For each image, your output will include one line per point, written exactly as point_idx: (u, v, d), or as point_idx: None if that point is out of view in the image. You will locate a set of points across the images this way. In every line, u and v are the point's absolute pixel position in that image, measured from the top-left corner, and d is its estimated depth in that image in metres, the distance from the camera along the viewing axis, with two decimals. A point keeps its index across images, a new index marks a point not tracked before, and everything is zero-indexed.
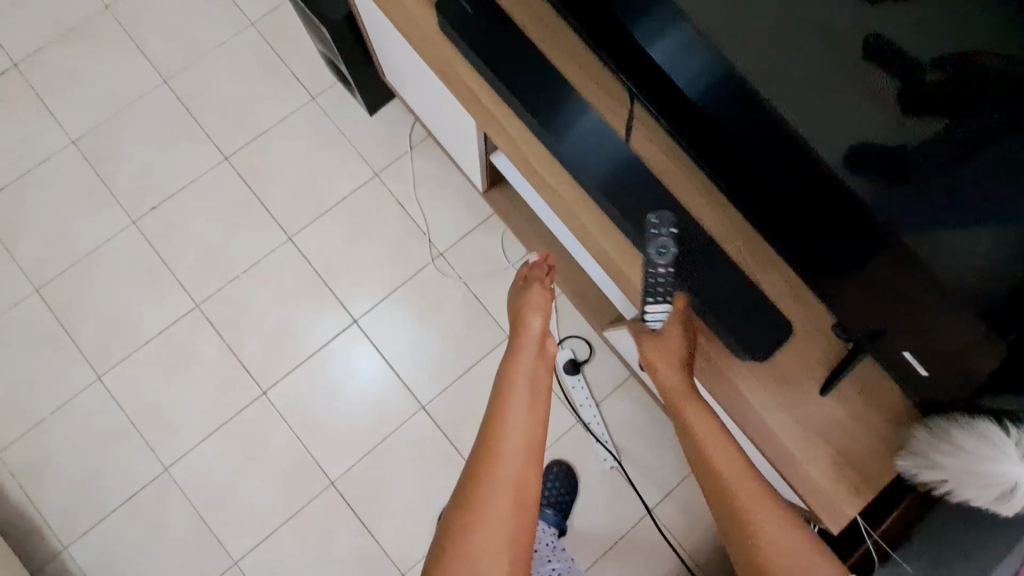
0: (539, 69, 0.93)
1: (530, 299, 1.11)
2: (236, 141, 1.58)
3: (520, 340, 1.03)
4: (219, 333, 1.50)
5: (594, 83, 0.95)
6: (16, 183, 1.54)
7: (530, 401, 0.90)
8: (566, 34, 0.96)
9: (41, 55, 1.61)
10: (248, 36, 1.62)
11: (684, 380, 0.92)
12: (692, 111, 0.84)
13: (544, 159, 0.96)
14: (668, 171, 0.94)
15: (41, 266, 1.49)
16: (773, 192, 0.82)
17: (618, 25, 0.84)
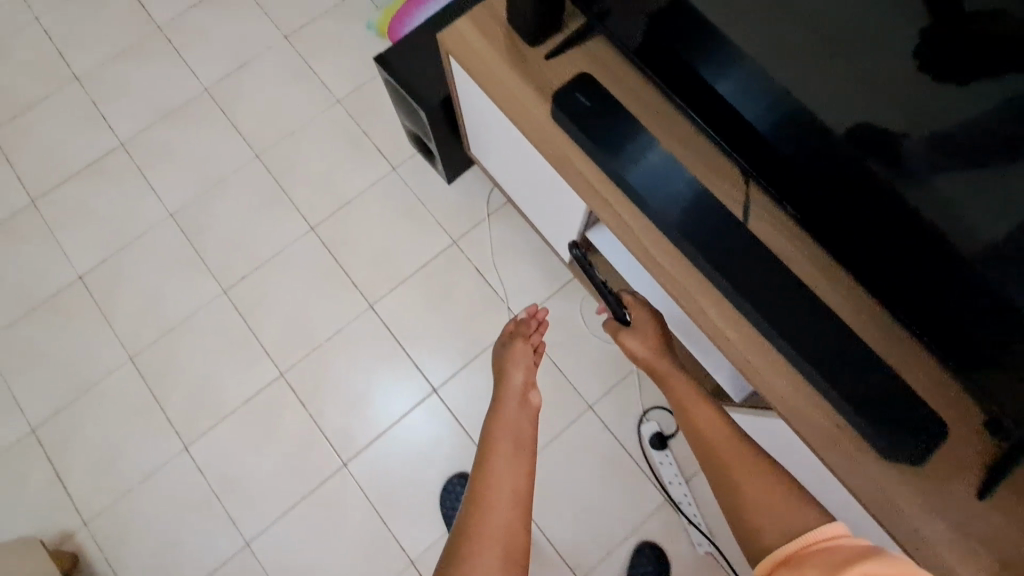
0: (655, 155, 0.93)
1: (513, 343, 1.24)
2: (321, 211, 1.63)
3: (506, 389, 1.09)
4: (302, 403, 1.50)
5: (708, 169, 0.97)
6: (115, 254, 1.60)
7: (516, 431, 0.96)
8: (680, 121, 1.00)
9: (144, 134, 1.69)
10: (336, 113, 1.70)
11: (656, 351, 1.08)
12: (775, 159, 0.90)
13: (659, 245, 0.96)
14: (790, 254, 0.94)
15: (137, 335, 1.54)
16: (845, 221, 0.87)
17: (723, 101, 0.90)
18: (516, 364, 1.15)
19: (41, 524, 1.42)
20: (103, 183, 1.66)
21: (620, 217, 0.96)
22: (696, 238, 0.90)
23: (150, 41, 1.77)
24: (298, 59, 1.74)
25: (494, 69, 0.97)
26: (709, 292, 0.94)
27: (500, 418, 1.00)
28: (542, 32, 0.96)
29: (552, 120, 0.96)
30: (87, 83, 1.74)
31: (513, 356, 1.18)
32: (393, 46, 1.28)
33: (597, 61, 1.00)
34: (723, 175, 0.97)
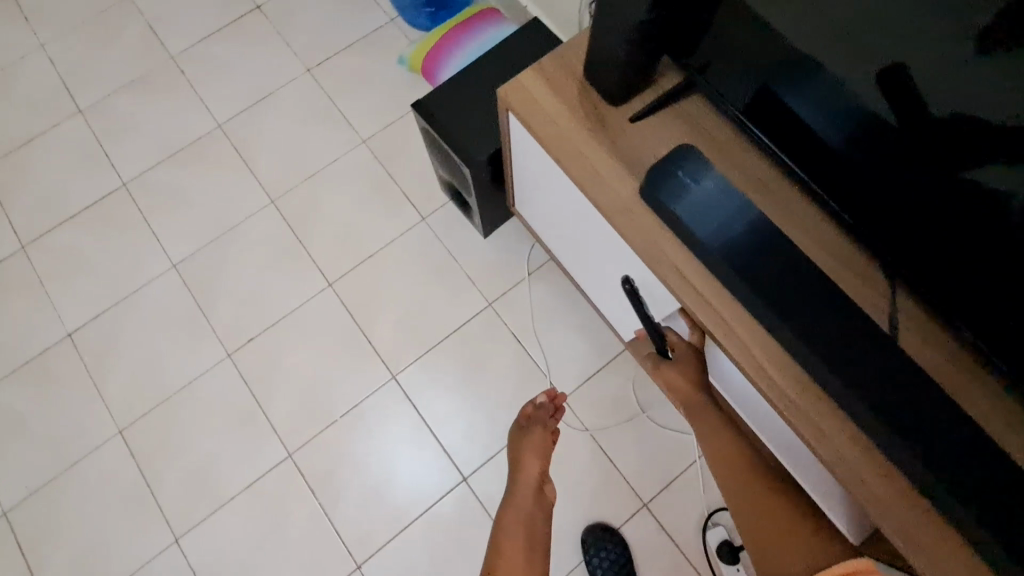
0: (773, 244, 0.73)
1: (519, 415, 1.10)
2: (341, 266, 1.45)
3: (513, 475, 1.02)
4: (311, 490, 1.31)
5: (836, 263, 0.76)
6: (110, 310, 1.43)
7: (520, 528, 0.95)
8: (798, 198, 0.79)
9: (149, 174, 1.53)
10: (360, 156, 1.53)
11: (692, 388, 0.87)
12: (874, 194, 0.70)
13: (772, 355, 0.75)
14: (955, 381, 0.70)
15: (129, 405, 1.36)
16: (961, 274, 0.66)
17: (819, 137, 0.71)
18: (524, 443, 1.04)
19: None
20: (102, 228, 1.49)
21: (723, 318, 0.76)
22: (828, 355, 0.70)
23: (161, 72, 1.63)
24: (322, 95, 1.58)
25: (567, 133, 0.79)
26: (840, 423, 0.73)
27: (507, 512, 0.97)
28: (627, 90, 0.78)
29: (636, 196, 0.78)
30: (92, 117, 1.59)
31: (521, 437, 1.05)
32: (434, 92, 1.10)
33: (691, 123, 0.81)
34: (858, 272, 0.75)
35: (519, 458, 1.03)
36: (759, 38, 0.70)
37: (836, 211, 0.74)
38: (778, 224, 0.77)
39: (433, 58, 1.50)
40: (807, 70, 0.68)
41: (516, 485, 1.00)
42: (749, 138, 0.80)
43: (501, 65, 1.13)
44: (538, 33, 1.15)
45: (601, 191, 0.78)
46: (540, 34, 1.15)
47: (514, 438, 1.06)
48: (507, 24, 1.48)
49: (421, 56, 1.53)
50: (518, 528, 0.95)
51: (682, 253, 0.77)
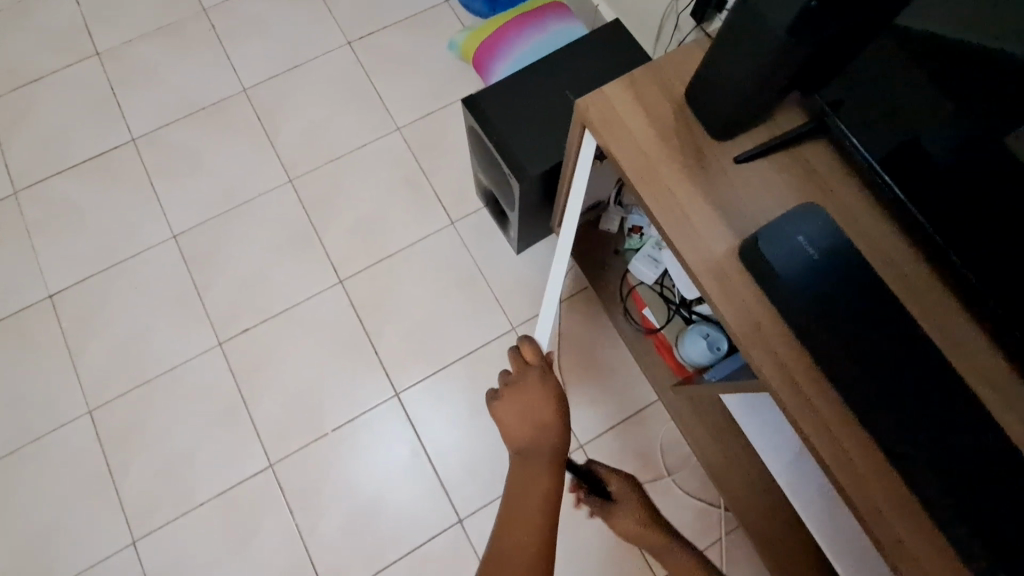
0: (894, 338, 0.58)
1: (531, 372, 0.77)
2: (354, 262, 1.32)
3: (523, 435, 0.72)
4: (289, 507, 1.17)
5: (974, 362, 0.59)
6: (99, 275, 1.30)
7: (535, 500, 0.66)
8: (924, 258, 0.63)
9: (162, 132, 1.40)
10: (393, 144, 1.39)
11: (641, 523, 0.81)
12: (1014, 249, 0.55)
13: (888, 481, 0.57)
14: None
15: (104, 384, 1.23)
16: None
17: (958, 175, 0.56)
18: (530, 398, 0.74)
19: None
20: (103, 184, 1.36)
21: (824, 422, 0.59)
22: (959, 495, 0.54)
23: (191, 23, 1.49)
24: (360, 72, 1.45)
25: (655, 166, 0.64)
26: None
27: (513, 486, 0.69)
28: (736, 122, 0.64)
29: (732, 253, 0.62)
30: (109, 61, 1.46)
31: (523, 393, 0.75)
32: (489, 87, 0.96)
33: (809, 173, 0.65)
34: (1005, 394, 0.58)
35: (530, 419, 0.73)
36: (918, 83, 0.56)
37: (962, 271, 0.59)
38: (890, 285, 0.62)
39: (487, 49, 1.37)
40: (979, 132, 0.53)
41: (527, 448, 0.72)
42: (866, 176, 0.65)
43: (569, 66, 0.98)
44: (615, 37, 1.00)
45: (688, 241, 0.62)
46: (617, 38, 1.00)
47: (518, 395, 0.75)
48: (566, 34, 1.33)
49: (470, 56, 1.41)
50: (530, 505, 0.66)
51: (783, 333, 0.61)
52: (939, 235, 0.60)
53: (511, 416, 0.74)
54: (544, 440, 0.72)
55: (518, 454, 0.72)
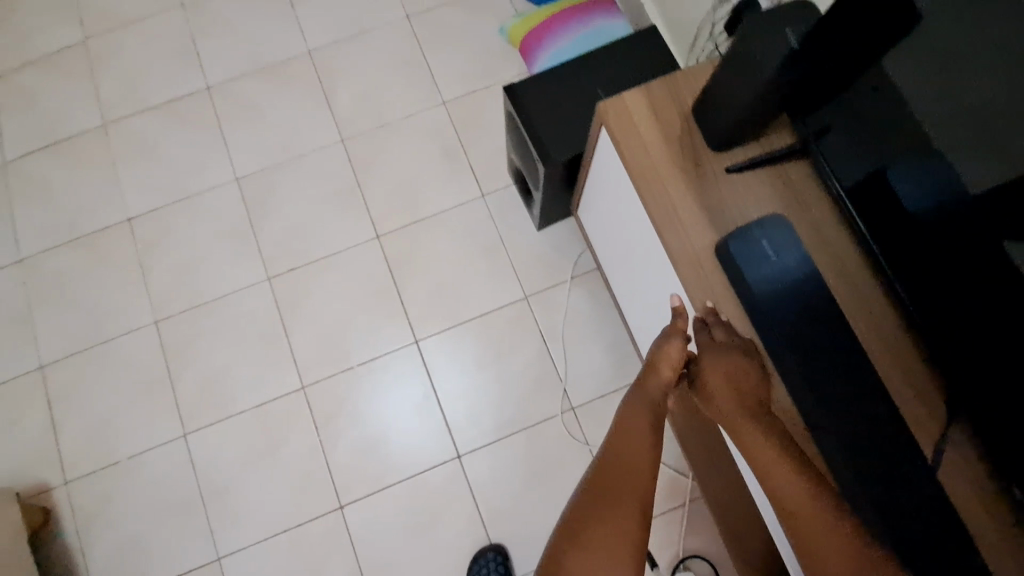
0: (823, 321, 0.72)
1: (672, 354, 0.81)
2: (392, 221, 1.46)
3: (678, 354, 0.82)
4: (315, 425, 1.35)
5: (886, 355, 0.73)
6: (170, 206, 1.48)
7: (638, 482, 0.74)
8: (862, 268, 0.76)
9: (233, 83, 1.55)
10: (437, 115, 1.52)
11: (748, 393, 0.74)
12: (915, 262, 0.69)
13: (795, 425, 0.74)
14: (965, 504, 0.68)
15: (167, 300, 1.41)
16: (969, 365, 0.66)
17: (885, 197, 0.70)
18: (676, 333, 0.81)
19: (21, 473, 1.33)
20: (179, 126, 1.53)
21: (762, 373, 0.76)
22: (855, 448, 0.68)
23: None
24: (415, 45, 1.56)
25: (659, 172, 0.79)
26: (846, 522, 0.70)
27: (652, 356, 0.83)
28: (731, 140, 0.77)
29: (709, 248, 0.77)
30: (192, 12, 1.61)
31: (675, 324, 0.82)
32: (530, 79, 1.07)
33: (787, 187, 0.79)
34: (911, 381, 0.72)
35: (650, 405, 0.81)
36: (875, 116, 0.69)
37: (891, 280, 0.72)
38: (831, 288, 0.76)
39: (533, 40, 1.48)
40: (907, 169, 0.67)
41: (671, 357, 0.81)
42: (826, 198, 0.78)
43: (607, 61, 1.08)
44: (647, 38, 1.09)
45: (678, 236, 0.77)
46: (654, 40, 1.08)
47: (645, 380, 0.83)
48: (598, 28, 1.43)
49: (524, 33, 1.49)
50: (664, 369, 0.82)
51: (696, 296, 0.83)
52: (875, 248, 0.73)
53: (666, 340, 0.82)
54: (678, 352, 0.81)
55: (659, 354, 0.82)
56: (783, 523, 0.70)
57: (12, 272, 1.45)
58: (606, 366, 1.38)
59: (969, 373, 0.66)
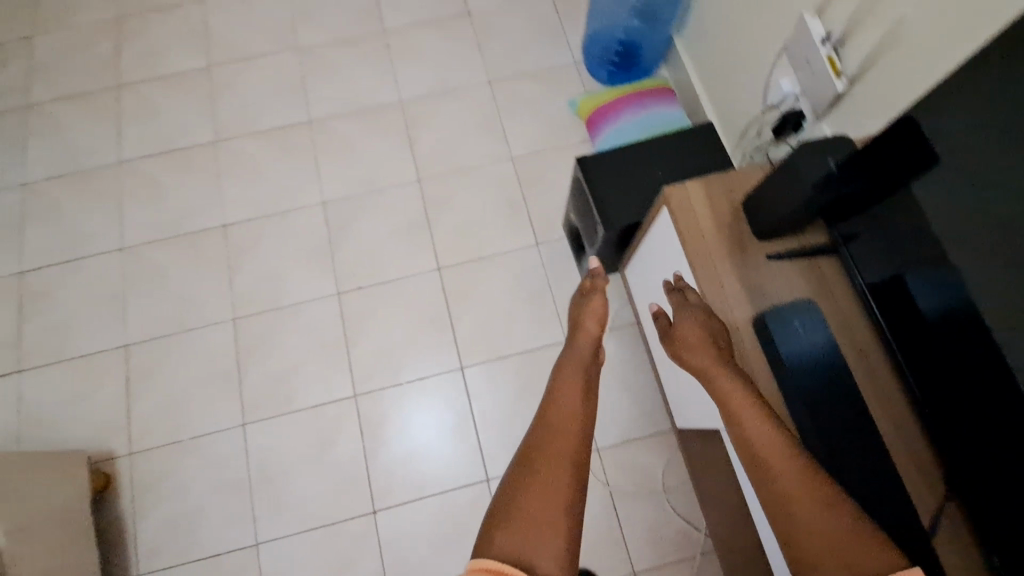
0: (842, 395, 0.84)
1: (591, 330, 1.10)
2: (454, 256, 1.63)
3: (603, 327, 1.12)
4: (361, 432, 1.48)
5: (896, 433, 0.85)
6: (261, 219, 1.66)
7: (569, 436, 0.86)
8: (880, 355, 0.89)
9: (332, 121, 1.78)
10: (505, 169, 1.71)
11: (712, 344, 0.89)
12: (924, 356, 0.81)
13: None
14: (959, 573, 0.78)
15: (246, 301, 1.58)
16: (964, 452, 0.77)
17: (901, 299, 0.83)
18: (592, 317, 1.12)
19: (91, 440, 1.47)
20: (279, 150, 1.75)
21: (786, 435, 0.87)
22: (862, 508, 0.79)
23: (371, 40, 1.88)
24: (493, 108, 1.79)
25: (710, 251, 0.93)
26: None
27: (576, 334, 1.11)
28: (773, 234, 0.92)
29: (748, 322, 0.90)
30: (305, 56, 1.86)
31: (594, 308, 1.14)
32: (600, 155, 1.25)
33: (817, 278, 0.92)
34: (916, 459, 0.83)
35: (586, 367, 1.02)
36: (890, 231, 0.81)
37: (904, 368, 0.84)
38: (851, 368, 0.88)
39: (597, 118, 1.68)
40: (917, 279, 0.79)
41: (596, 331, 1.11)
42: (853, 292, 0.91)
43: (668, 148, 1.25)
44: (705, 134, 1.27)
45: (722, 307, 0.91)
46: (710, 135, 1.26)
47: (577, 347, 1.07)
48: (654, 115, 1.62)
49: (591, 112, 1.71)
50: (586, 340, 1.09)
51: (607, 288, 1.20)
52: (892, 340, 0.85)
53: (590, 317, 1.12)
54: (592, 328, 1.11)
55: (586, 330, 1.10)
56: (751, 462, 0.80)
57: (114, 258, 1.63)
58: (632, 415, 1.49)
59: (965, 460, 0.76)
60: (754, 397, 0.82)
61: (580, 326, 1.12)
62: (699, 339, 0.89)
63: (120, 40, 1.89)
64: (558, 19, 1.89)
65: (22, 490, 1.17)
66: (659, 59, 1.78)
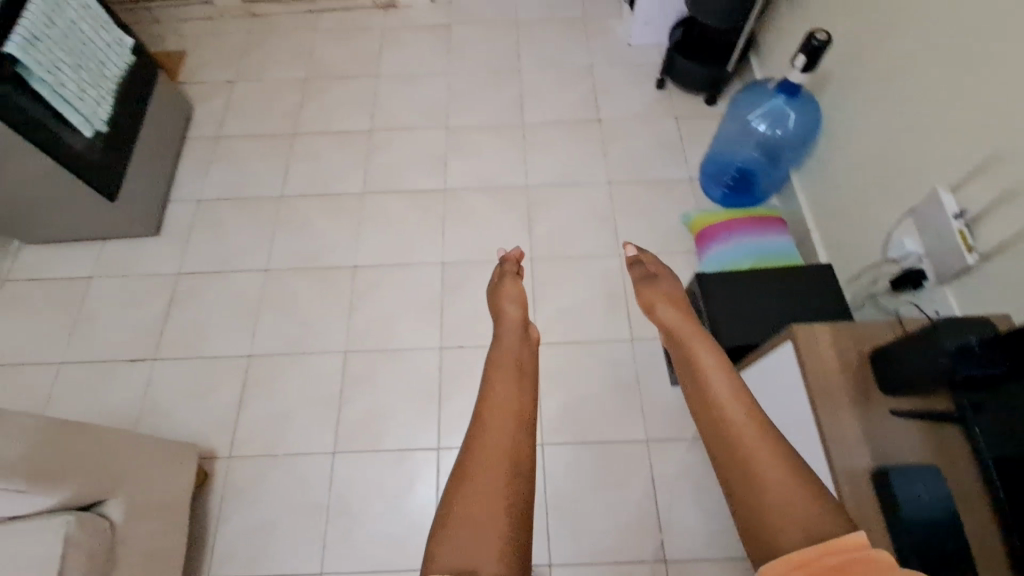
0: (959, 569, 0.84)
1: (512, 323, 1.25)
2: (552, 335, 1.73)
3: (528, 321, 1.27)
4: (437, 485, 1.54)
5: None
6: (387, 266, 1.85)
7: (504, 429, 0.96)
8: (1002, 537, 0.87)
9: (464, 193, 1.99)
10: (612, 264, 1.84)
11: (688, 327, 1.08)
12: None
13: None
14: None
15: (360, 338, 1.74)
16: None
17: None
18: (517, 313, 1.28)
19: (200, 436, 1.61)
20: (414, 210, 1.96)
21: None
22: None
23: (510, 130, 2.13)
24: (609, 207, 1.95)
25: (833, 394, 0.98)
26: None
27: (506, 333, 1.23)
28: (898, 390, 0.96)
29: (866, 472, 0.93)
30: (452, 135, 2.13)
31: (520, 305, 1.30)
32: (719, 274, 1.34)
33: (941, 442, 0.94)
34: None
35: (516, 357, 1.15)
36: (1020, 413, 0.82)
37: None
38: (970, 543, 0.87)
39: (705, 237, 1.77)
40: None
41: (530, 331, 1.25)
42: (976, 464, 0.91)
43: (785, 280, 1.33)
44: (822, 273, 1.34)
45: (841, 451, 0.94)
46: (827, 274, 1.34)
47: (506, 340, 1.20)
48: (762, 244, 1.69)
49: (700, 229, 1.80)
50: (512, 338, 1.21)
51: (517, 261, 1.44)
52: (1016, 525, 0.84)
53: (519, 319, 1.27)
54: (514, 326, 1.24)
55: (524, 328, 1.24)
56: (715, 432, 0.89)
57: (257, 277, 1.84)
58: (705, 532, 1.47)
59: None
60: (728, 371, 0.96)
61: (505, 329, 1.25)
62: (683, 323, 1.09)
63: (304, 98, 2.25)
64: (681, 138, 2.07)
65: (151, 472, 1.28)
66: (773, 189, 1.89)
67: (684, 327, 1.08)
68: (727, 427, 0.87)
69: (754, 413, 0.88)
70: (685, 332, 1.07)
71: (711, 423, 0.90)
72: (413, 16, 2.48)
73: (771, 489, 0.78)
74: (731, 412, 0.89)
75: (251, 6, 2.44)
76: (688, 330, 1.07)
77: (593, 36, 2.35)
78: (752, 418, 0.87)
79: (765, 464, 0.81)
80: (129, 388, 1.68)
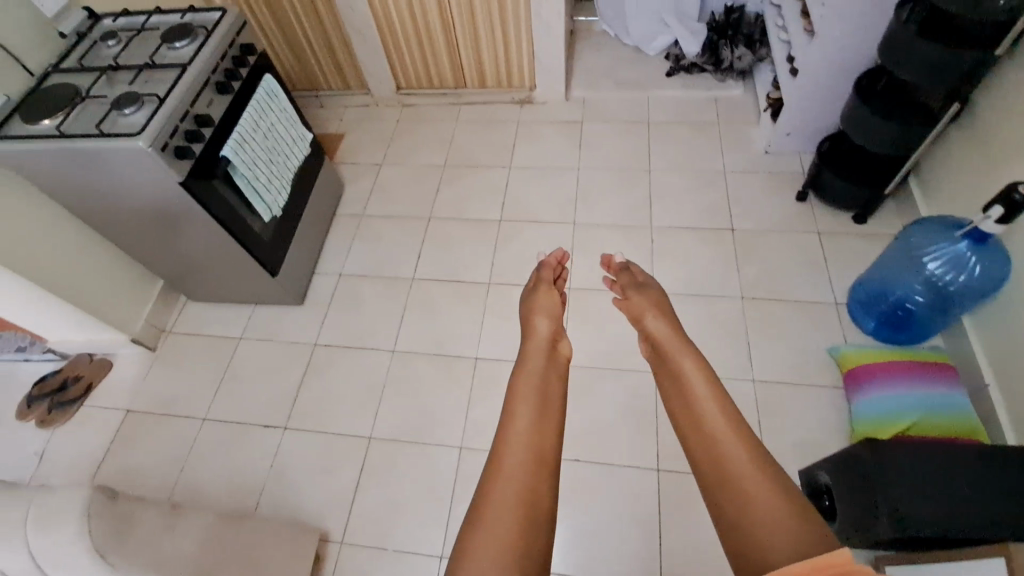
0: None
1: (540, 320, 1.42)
2: (675, 461, 1.63)
3: (557, 324, 1.45)
4: None
5: None
6: (507, 362, 1.86)
7: (531, 431, 1.06)
8: None
9: (589, 293, 1.99)
10: (745, 388, 1.72)
11: (678, 341, 1.25)
12: None
13: None
14: None
15: (476, 434, 1.73)
16: None
17: None
18: (548, 309, 1.47)
19: (317, 513, 1.66)
20: None
21: None
22: None
23: (639, 232, 2.13)
24: (742, 324, 1.85)
25: None
26: None
27: (534, 334, 1.39)
28: None
29: None
30: (579, 232, 2.16)
31: (548, 305, 1.48)
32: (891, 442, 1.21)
33: None
34: None
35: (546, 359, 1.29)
36: None
37: None
38: None
39: (859, 377, 1.62)
40: None
41: (558, 335, 1.40)
42: None
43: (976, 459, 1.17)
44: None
45: None
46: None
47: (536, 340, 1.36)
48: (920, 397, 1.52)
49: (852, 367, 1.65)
50: (537, 341, 1.36)
51: (553, 270, 1.61)
52: None
53: (547, 314, 1.44)
54: (541, 326, 1.40)
55: (557, 334, 1.40)
56: (703, 438, 1.02)
57: (385, 357, 1.92)
58: None
59: None
60: (714, 389, 1.10)
61: (534, 331, 1.39)
62: (675, 339, 1.26)
63: (440, 184, 2.40)
64: (824, 257, 1.96)
65: (272, 551, 1.31)
66: (938, 328, 1.69)
67: (672, 341, 1.25)
68: (715, 438, 1.00)
69: (730, 419, 1.03)
70: (675, 346, 1.24)
71: (703, 430, 1.03)
72: (547, 111, 2.60)
73: (749, 492, 0.90)
74: (718, 424, 1.03)
75: (403, 97, 2.70)
76: (673, 345, 1.24)
77: (728, 141, 2.33)
78: (730, 427, 1.01)
79: (743, 468, 0.94)
80: (261, 453, 1.78)
